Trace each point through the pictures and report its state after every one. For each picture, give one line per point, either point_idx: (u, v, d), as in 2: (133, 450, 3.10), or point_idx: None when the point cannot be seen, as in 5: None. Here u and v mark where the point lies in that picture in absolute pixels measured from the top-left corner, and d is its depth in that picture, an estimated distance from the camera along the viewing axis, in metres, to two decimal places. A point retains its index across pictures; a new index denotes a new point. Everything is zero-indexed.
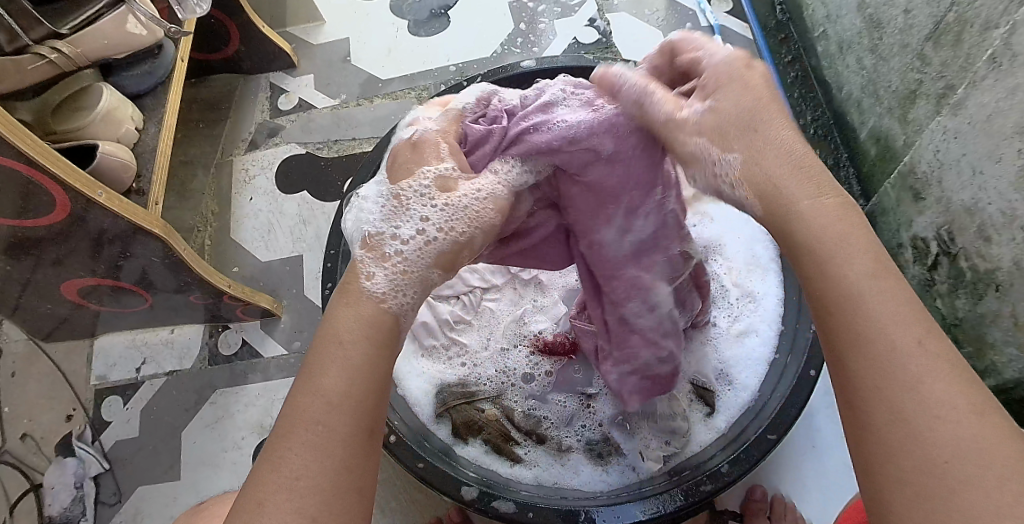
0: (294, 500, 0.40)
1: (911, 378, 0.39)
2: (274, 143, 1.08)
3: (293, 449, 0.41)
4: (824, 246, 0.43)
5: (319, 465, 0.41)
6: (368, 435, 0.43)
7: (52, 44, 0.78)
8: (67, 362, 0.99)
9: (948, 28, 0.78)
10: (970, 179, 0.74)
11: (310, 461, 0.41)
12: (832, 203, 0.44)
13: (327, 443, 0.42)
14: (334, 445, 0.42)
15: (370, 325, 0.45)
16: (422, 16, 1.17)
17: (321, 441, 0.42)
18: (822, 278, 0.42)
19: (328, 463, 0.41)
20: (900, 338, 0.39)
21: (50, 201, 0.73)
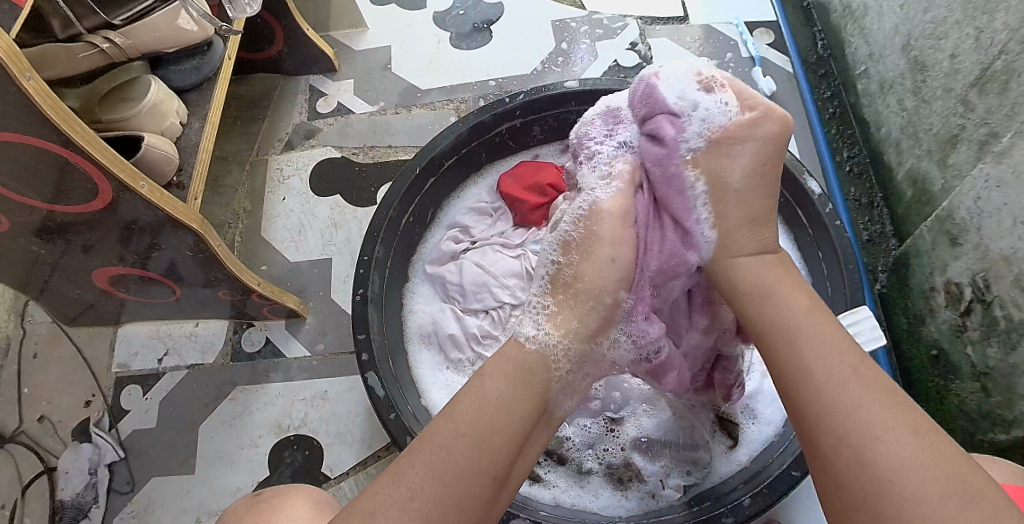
0: (407, 515, 0.49)
1: (866, 438, 0.48)
2: (310, 145, 1.09)
3: (418, 468, 0.51)
4: (797, 329, 0.55)
5: (435, 489, 0.50)
6: (490, 480, 0.52)
7: (105, 34, 0.79)
8: (90, 348, 0.99)
9: (995, 76, 0.78)
10: (1010, 229, 0.74)
11: (424, 485, 0.50)
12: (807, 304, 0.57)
13: (445, 472, 0.51)
14: (450, 475, 0.51)
15: (509, 386, 0.57)
16: (464, 29, 1.17)
17: (440, 468, 0.51)
18: (781, 342, 0.55)
19: (443, 492, 0.50)
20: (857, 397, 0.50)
21: (91, 188, 0.74)
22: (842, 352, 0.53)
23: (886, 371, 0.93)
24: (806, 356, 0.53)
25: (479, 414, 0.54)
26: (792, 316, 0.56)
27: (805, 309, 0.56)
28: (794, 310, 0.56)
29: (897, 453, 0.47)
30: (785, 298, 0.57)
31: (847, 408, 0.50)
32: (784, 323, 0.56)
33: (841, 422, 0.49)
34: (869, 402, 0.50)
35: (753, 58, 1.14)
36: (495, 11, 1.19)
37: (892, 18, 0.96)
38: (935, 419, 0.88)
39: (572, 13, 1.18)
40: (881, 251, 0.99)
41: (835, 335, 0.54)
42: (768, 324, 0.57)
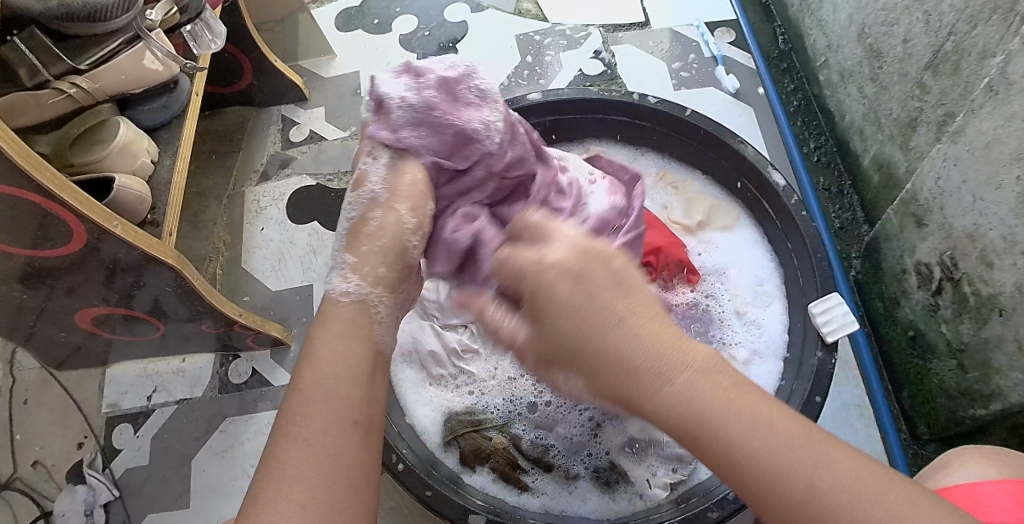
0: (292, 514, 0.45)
1: (804, 487, 0.43)
2: (285, 175, 1.10)
3: (294, 455, 0.48)
4: (666, 386, 0.46)
5: (321, 468, 0.47)
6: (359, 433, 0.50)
7: (72, 79, 0.81)
8: (80, 391, 1.00)
9: (946, 57, 0.79)
10: (971, 205, 0.75)
11: (305, 465, 0.47)
12: (665, 346, 0.47)
13: (318, 454, 0.48)
14: (321, 444, 0.48)
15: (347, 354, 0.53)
16: (430, 49, 1.19)
17: (312, 448, 0.48)
18: (690, 421, 0.45)
19: (323, 469, 0.47)
20: (764, 439, 0.44)
21: (67, 230, 0.75)
22: (721, 383, 0.46)
23: (866, 354, 0.93)
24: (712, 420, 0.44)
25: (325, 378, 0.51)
26: (679, 378, 0.46)
27: (667, 358, 0.46)
28: (664, 367, 0.46)
29: (827, 476, 0.43)
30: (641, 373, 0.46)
31: (755, 435, 0.44)
32: (686, 406, 0.45)
33: (752, 466, 0.44)
34: (760, 427, 0.44)
35: (715, 57, 1.16)
36: (460, 29, 1.21)
37: (846, 8, 0.98)
38: (917, 401, 0.89)
39: (536, 26, 1.20)
40: (853, 237, 1.00)
41: (703, 353, 0.47)
42: (659, 404, 0.46)
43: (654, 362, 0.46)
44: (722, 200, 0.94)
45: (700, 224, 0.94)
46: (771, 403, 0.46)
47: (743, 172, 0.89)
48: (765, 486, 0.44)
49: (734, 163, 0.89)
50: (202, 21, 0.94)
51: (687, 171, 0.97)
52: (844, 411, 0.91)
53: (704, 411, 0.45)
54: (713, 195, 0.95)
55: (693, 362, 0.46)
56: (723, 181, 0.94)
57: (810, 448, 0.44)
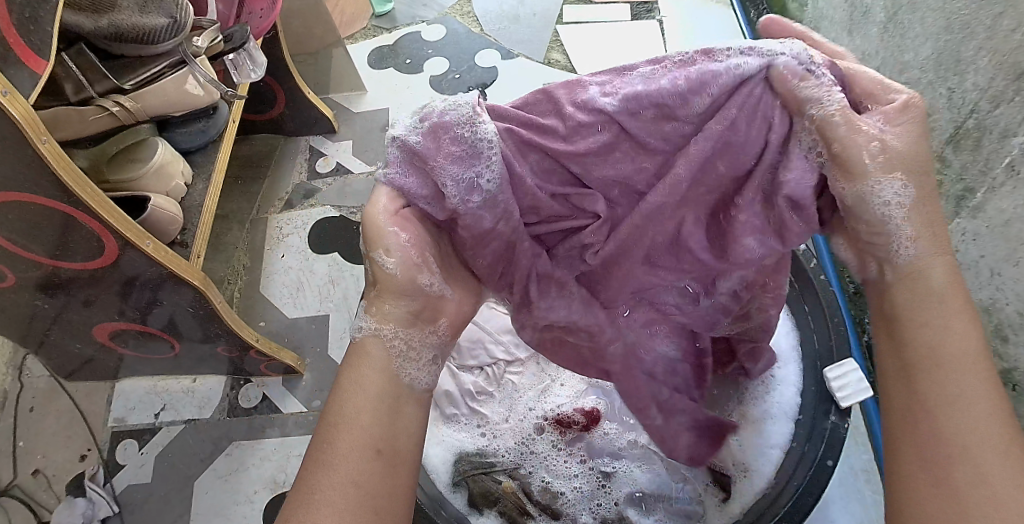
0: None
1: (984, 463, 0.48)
2: (309, 205, 1.12)
3: (321, 477, 0.51)
4: (926, 308, 0.53)
5: (348, 490, 0.50)
6: (375, 454, 0.52)
7: (116, 98, 0.83)
8: (87, 402, 1.00)
9: (968, 133, 0.82)
10: (989, 279, 0.76)
11: (331, 485, 0.50)
12: (936, 267, 0.54)
13: (341, 473, 0.51)
14: (344, 468, 0.51)
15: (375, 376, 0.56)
16: (460, 92, 1.22)
17: (333, 468, 0.51)
18: (929, 335, 0.52)
19: (348, 488, 0.50)
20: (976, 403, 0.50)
21: (99, 246, 0.76)
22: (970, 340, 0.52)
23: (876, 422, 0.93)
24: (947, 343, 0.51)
25: (352, 403, 0.54)
26: (914, 303, 0.54)
27: (929, 275, 0.54)
28: (903, 285, 0.54)
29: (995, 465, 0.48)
30: (933, 286, 0.53)
31: (969, 412, 0.50)
32: (923, 330, 0.52)
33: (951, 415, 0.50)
34: (976, 397, 0.50)
35: None
36: (489, 75, 1.24)
37: None
38: None
39: (563, 76, 1.24)
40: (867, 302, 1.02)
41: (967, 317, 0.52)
42: (903, 303, 0.54)
43: (933, 270, 0.53)
44: None
45: None
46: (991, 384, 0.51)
47: None
48: (949, 441, 0.49)
49: None
50: (245, 52, 0.95)
51: None
52: (847, 476, 0.90)
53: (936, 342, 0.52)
54: None
55: (956, 294, 0.53)
56: None
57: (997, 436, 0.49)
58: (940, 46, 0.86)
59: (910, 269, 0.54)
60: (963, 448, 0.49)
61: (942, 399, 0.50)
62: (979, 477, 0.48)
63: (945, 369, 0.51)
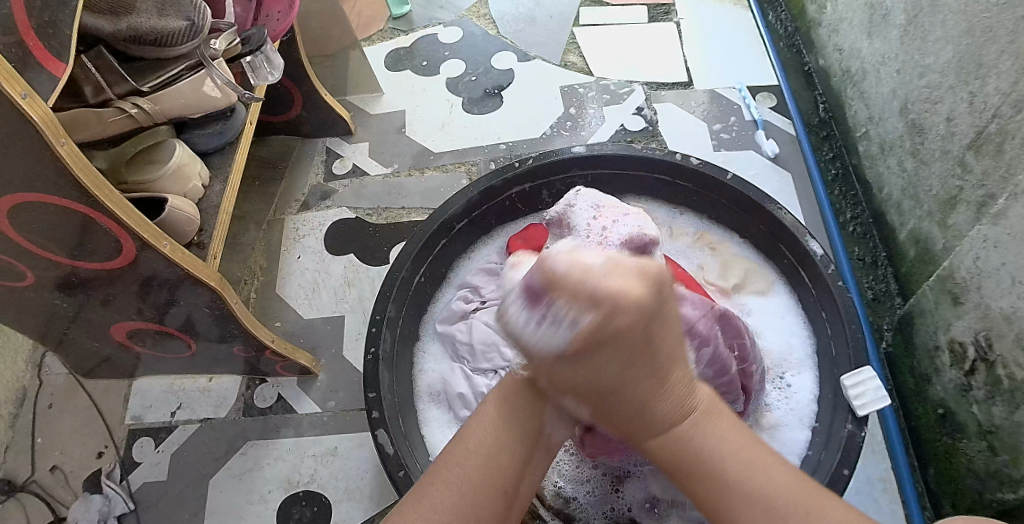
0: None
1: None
2: (325, 206, 1.13)
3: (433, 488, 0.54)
4: (704, 440, 0.53)
5: (453, 501, 0.53)
6: (503, 493, 0.55)
7: (134, 100, 0.83)
8: (105, 400, 1.01)
9: (990, 139, 0.80)
10: (1009, 288, 0.75)
11: (444, 497, 0.53)
12: (701, 403, 0.55)
13: (460, 485, 0.54)
14: (467, 487, 0.54)
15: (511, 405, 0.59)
16: (477, 94, 1.22)
17: (456, 482, 0.54)
18: (712, 482, 0.52)
19: (460, 503, 0.53)
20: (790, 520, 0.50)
21: (116, 246, 0.77)
22: (743, 452, 0.53)
23: (894, 430, 0.92)
24: (726, 470, 0.52)
25: (487, 433, 0.57)
26: (706, 441, 0.53)
27: (700, 417, 0.54)
28: (690, 430, 0.54)
29: None
30: (706, 434, 0.54)
31: (760, 478, 0.52)
32: (703, 452, 0.53)
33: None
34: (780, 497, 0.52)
35: (756, 121, 1.17)
36: (506, 77, 1.24)
37: (889, 83, 1.00)
38: (944, 479, 0.87)
39: (580, 78, 1.23)
40: (886, 309, 1.00)
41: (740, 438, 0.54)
42: (677, 457, 0.54)
43: (676, 427, 0.54)
44: (758, 265, 0.95)
45: (737, 286, 0.94)
46: (813, 491, 0.53)
47: (780, 238, 0.90)
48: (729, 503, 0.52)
49: (771, 228, 0.90)
50: (262, 53, 0.96)
51: (725, 233, 0.98)
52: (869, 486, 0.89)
53: (736, 477, 0.52)
54: (749, 259, 0.95)
55: (724, 437, 0.54)
56: (759, 246, 0.95)
57: (812, 508, 0.51)
58: (961, 50, 0.84)
59: (667, 428, 0.54)
60: (785, 509, 0.51)
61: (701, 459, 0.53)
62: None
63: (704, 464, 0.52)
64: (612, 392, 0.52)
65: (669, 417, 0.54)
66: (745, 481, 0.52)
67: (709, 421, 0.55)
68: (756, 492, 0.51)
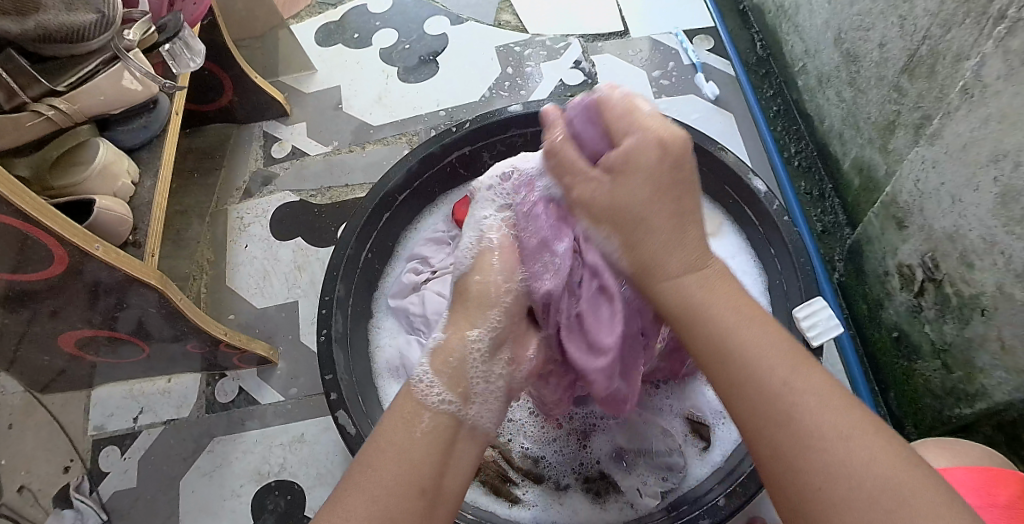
0: None
1: (811, 429, 0.46)
2: (268, 192, 1.10)
3: (352, 490, 0.50)
4: (700, 310, 0.53)
5: (366, 507, 0.49)
6: (418, 491, 0.51)
7: (50, 101, 0.79)
8: (65, 414, 0.99)
9: (922, 61, 0.81)
10: (950, 207, 0.76)
11: (359, 504, 0.49)
12: (703, 278, 0.55)
13: (372, 488, 0.50)
14: (379, 493, 0.50)
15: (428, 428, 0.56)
16: (411, 63, 1.20)
17: (368, 485, 0.50)
18: (714, 341, 0.51)
19: (374, 510, 0.48)
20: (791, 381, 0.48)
21: (48, 254, 0.74)
22: (745, 317, 0.52)
23: (853, 358, 0.93)
24: (728, 341, 0.51)
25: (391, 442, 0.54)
26: (705, 298, 0.53)
27: (699, 280, 0.54)
28: (693, 286, 0.54)
29: (828, 420, 0.46)
30: (712, 312, 0.53)
31: (767, 368, 0.49)
32: (710, 324, 0.52)
33: (762, 392, 0.48)
34: (783, 367, 0.49)
35: (694, 65, 1.16)
36: (439, 42, 1.21)
37: (822, 13, 0.99)
38: (904, 401, 0.90)
39: (515, 37, 1.21)
40: (836, 239, 1.01)
41: (736, 296, 0.54)
42: (677, 308, 0.54)
43: (686, 278, 0.54)
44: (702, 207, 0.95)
45: None
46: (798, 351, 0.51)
47: (724, 180, 0.90)
48: (739, 384, 0.50)
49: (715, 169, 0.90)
50: (180, 40, 0.92)
51: None
52: None
53: (741, 343, 0.50)
54: None
55: (718, 292, 0.54)
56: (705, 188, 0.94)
57: (800, 367, 0.49)
58: None
59: (678, 276, 0.55)
60: (769, 367, 0.49)
61: (714, 335, 0.52)
62: (778, 441, 0.47)
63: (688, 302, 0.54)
64: (647, 222, 0.56)
65: (680, 266, 0.55)
66: (746, 347, 0.50)
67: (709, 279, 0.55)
68: (754, 359, 0.50)
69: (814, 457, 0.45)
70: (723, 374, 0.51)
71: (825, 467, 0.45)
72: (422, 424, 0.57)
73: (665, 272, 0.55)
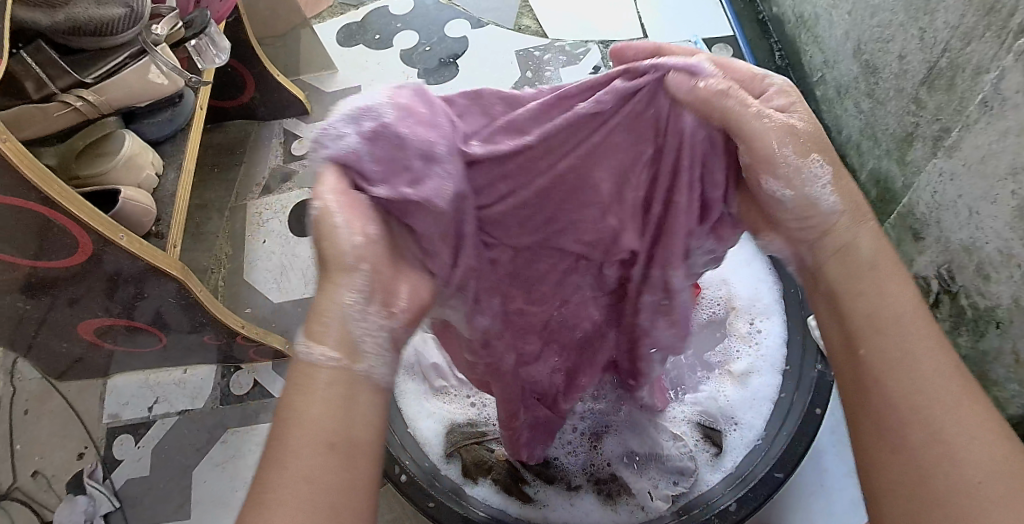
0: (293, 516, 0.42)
1: (948, 439, 0.46)
2: (287, 188, 1.11)
3: (285, 475, 0.43)
4: (869, 295, 0.51)
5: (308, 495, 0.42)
6: (327, 447, 0.44)
7: (78, 93, 0.81)
8: (81, 401, 1.00)
9: (941, 73, 0.81)
10: (967, 219, 0.76)
11: (295, 490, 0.42)
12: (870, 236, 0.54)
13: (311, 470, 0.43)
14: (320, 477, 0.43)
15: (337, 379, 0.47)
16: (432, 64, 1.21)
17: (306, 467, 0.43)
18: (870, 316, 0.51)
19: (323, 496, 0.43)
20: (933, 385, 0.47)
21: (72, 242, 0.75)
22: (915, 317, 0.50)
23: None
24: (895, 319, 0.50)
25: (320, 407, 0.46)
26: (873, 273, 0.52)
27: (858, 229, 0.54)
28: (857, 243, 0.53)
29: (959, 431, 0.46)
30: (883, 293, 0.51)
31: (915, 375, 0.48)
32: (871, 317, 0.51)
33: (910, 384, 0.48)
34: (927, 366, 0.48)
35: None
36: (460, 45, 1.22)
37: (842, 25, 1.00)
38: None
39: (535, 41, 1.22)
40: None
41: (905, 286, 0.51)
42: (846, 277, 0.53)
43: (863, 247, 0.53)
44: None
45: None
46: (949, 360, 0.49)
47: None
48: (891, 383, 0.48)
49: None
50: (207, 36, 0.94)
51: None
52: None
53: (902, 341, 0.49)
54: None
55: (889, 263, 0.52)
56: None
57: (959, 386, 0.48)
58: None
59: (835, 231, 0.54)
60: (920, 372, 0.48)
61: (885, 318, 0.50)
62: (927, 445, 0.46)
63: (864, 281, 0.52)
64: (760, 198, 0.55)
65: (839, 237, 0.54)
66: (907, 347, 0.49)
67: (885, 253, 0.53)
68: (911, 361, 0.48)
69: (949, 466, 0.45)
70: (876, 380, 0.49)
71: (970, 479, 0.44)
72: (321, 384, 0.47)
73: (831, 227, 0.54)
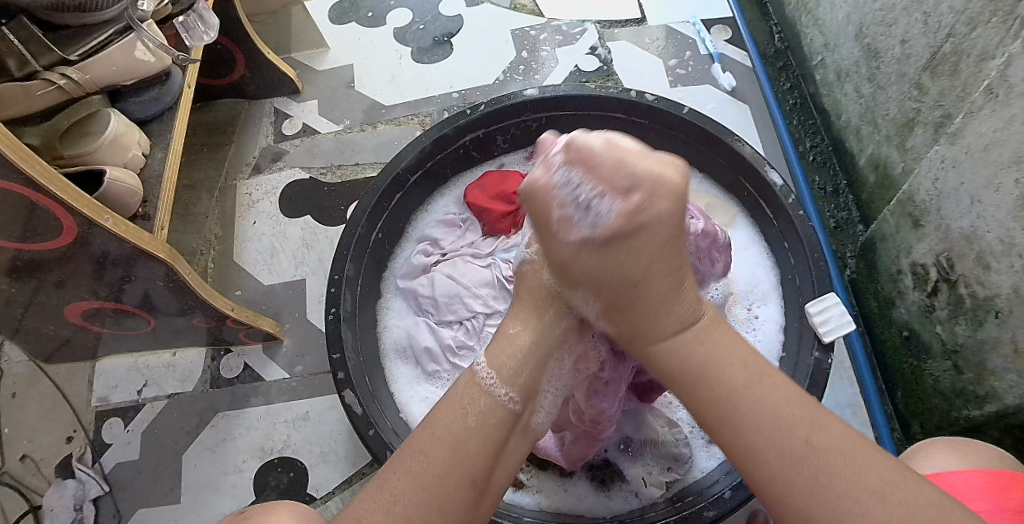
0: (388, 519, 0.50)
1: (836, 487, 0.48)
2: (278, 168, 1.09)
3: (399, 475, 0.53)
4: (704, 370, 0.53)
5: (416, 494, 0.51)
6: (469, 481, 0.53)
7: (62, 70, 0.78)
8: (69, 384, 0.98)
9: (945, 58, 0.79)
10: (968, 207, 0.75)
11: (407, 489, 0.51)
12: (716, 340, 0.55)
13: (423, 475, 0.52)
14: (429, 480, 0.52)
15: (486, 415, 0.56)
16: (426, 43, 1.18)
17: (419, 471, 0.52)
18: (708, 403, 0.53)
19: (423, 494, 0.51)
20: (806, 433, 0.50)
21: (57, 225, 0.73)
22: (754, 373, 0.53)
23: (860, 355, 0.93)
24: (738, 401, 0.51)
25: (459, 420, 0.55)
26: (706, 355, 0.54)
27: (697, 335, 0.55)
28: (692, 342, 0.55)
29: (859, 481, 0.48)
30: (721, 376, 0.53)
31: (783, 436, 0.50)
32: (715, 382, 0.53)
33: (766, 436, 0.50)
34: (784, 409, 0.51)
35: (711, 54, 1.15)
36: (455, 23, 1.20)
37: (843, 7, 0.98)
38: (911, 400, 0.89)
39: (531, 20, 1.20)
40: (848, 236, 1.01)
41: (744, 356, 0.54)
42: (677, 372, 0.55)
43: (685, 336, 0.55)
44: (717, 198, 0.94)
45: None
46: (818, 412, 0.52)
47: (741, 171, 0.89)
48: (743, 449, 0.51)
49: (730, 161, 0.89)
50: (195, 12, 0.93)
51: None
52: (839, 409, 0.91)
53: (755, 403, 0.51)
54: (709, 193, 0.95)
55: (724, 350, 0.54)
56: (719, 179, 0.94)
57: (818, 420, 0.51)
58: None
59: (672, 336, 0.55)
60: (788, 424, 0.50)
61: (717, 399, 0.52)
62: (811, 484, 0.48)
63: (703, 390, 0.53)
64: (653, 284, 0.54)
65: (675, 324, 0.55)
66: (760, 407, 0.51)
67: (709, 337, 0.55)
68: (755, 423, 0.51)
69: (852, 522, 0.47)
70: (735, 439, 0.52)
71: (865, 522, 0.46)
72: (476, 414, 0.56)
73: (660, 333, 0.55)
